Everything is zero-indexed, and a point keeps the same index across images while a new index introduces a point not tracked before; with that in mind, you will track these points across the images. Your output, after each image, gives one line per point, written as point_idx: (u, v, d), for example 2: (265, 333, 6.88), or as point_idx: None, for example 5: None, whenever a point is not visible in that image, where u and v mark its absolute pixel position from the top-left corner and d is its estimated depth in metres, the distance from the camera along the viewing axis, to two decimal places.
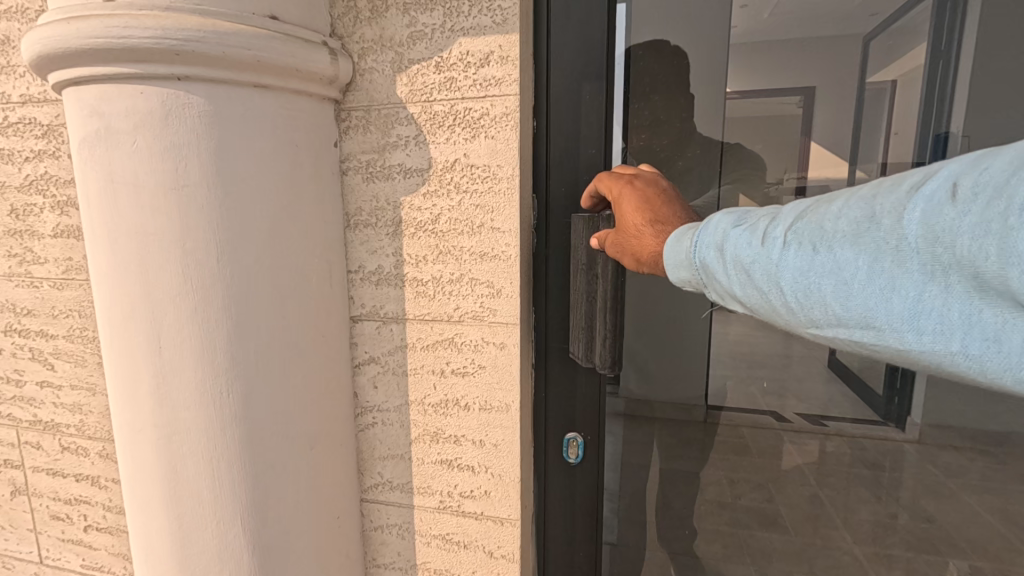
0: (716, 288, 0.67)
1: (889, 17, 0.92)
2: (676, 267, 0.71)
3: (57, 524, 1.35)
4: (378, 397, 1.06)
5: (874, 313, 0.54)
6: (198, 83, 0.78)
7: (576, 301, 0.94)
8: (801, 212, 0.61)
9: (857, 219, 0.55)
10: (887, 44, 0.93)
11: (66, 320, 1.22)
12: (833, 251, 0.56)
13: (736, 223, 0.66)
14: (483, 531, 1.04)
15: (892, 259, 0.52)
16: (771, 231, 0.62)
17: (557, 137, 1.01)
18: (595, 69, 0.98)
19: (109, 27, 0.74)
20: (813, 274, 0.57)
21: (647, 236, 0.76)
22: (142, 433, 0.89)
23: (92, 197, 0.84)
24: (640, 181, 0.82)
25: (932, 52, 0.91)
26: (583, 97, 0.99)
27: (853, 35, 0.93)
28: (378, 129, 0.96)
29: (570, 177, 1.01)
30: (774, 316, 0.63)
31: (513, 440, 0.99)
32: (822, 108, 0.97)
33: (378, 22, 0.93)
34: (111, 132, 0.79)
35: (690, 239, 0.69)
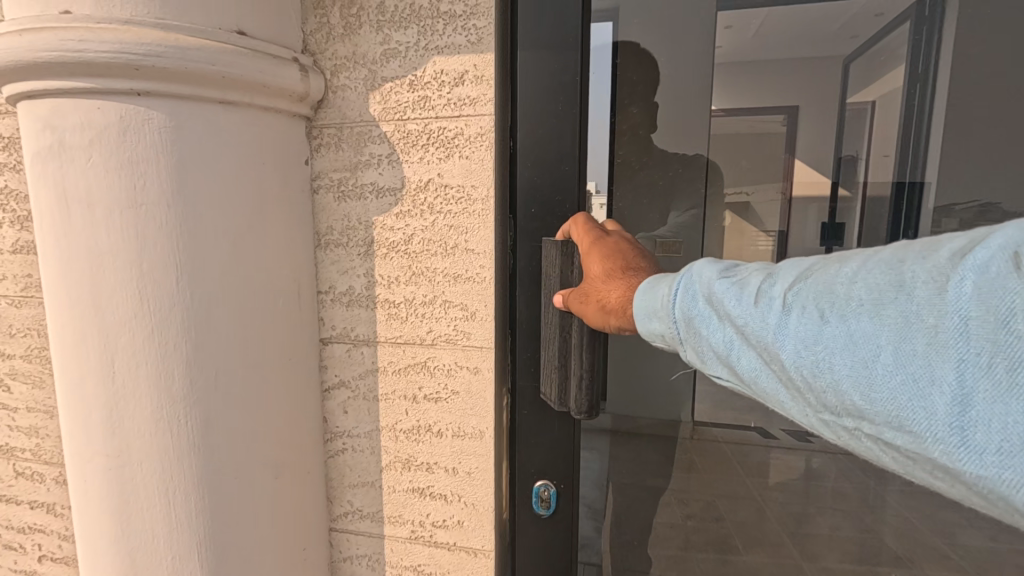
0: (699, 343, 0.62)
1: (868, 40, 0.92)
2: (654, 315, 0.67)
3: (9, 554, 1.28)
4: (348, 423, 1.02)
5: (899, 402, 0.45)
6: (160, 98, 0.75)
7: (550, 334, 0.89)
8: (805, 270, 0.55)
9: (876, 285, 0.48)
10: (866, 66, 0.93)
11: (24, 339, 1.17)
12: (850, 321, 0.49)
13: (723, 275, 0.61)
14: (456, 563, 1.00)
15: (928, 340, 0.44)
16: (768, 289, 0.56)
17: (527, 148, 0.94)
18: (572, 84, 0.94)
19: (64, 40, 0.71)
20: (825, 347, 0.50)
21: (618, 287, 0.74)
22: (93, 462, 0.85)
23: (46, 214, 0.80)
24: (613, 237, 0.81)
25: (909, 74, 0.92)
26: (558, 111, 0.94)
27: (834, 56, 0.93)
28: (350, 146, 0.94)
29: (542, 195, 0.95)
30: (771, 387, 0.56)
31: (487, 468, 0.95)
32: (804, 127, 0.95)
33: (351, 39, 0.91)
34: (66, 148, 0.76)
35: (668, 286, 0.66)
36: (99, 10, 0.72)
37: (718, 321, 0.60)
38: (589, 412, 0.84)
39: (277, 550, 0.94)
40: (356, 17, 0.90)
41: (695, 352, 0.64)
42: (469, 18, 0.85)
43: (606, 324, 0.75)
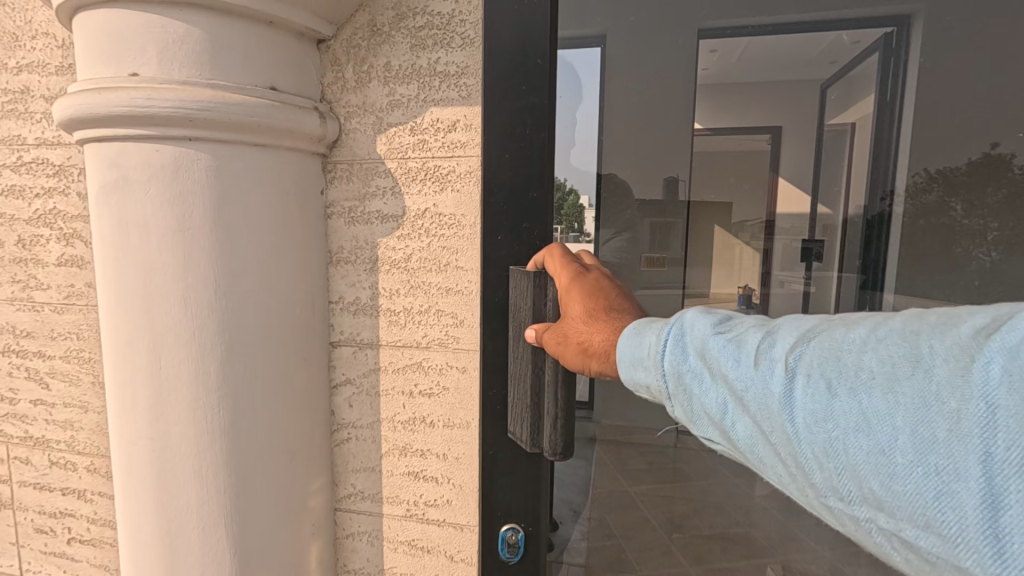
0: (690, 401, 0.64)
1: (842, 69, 1.29)
2: (642, 366, 0.68)
3: (40, 537, 1.42)
4: (353, 415, 1.18)
5: (921, 495, 0.46)
6: (206, 143, 0.92)
7: (523, 369, 0.97)
8: (805, 332, 0.57)
9: (889, 358, 0.50)
10: (838, 94, 1.30)
11: (64, 342, 1.32)
12: (860, 397, 0.50)
13: (715, 329, 0.63)
14: (445, 537, 1.15)
15: (947, 430, 0.45)
16: (769, 350, 0.58)
17: (500, 173, 1.02)
18: (541, 105, 1.01)
19: (134, 98, 0.88)
20: (838, 425, 0.51)
21: (604, 329, 0.78)
22: (138, 445, 1.00)
23: (106, 236, 0.96)
24: (592, 275, 0.85)
25: (879, 103, 1.28)
26: (526, 133, 1.01)
27: (815, 82, 1.30)
28: (359, 179, 1.11)
29: (511, 221, 1.03)
30: (768, 455, 0.57)
31: (472, 453, 1.11)
32: (788, 143, 1.33)
33: (362, 91, 1.09)
34: (127, 182, 0.93)
35: (657, 333, 0.68)
36: (162, 74, 0.90)
37: (712, 380, 0.61)
38: (563, 452, 0.93)
39: (288, 528, 1.09)
40: (366, 73, 1.08)
41: (686, 409, 0.65)
42: (461, 77, 1.03)
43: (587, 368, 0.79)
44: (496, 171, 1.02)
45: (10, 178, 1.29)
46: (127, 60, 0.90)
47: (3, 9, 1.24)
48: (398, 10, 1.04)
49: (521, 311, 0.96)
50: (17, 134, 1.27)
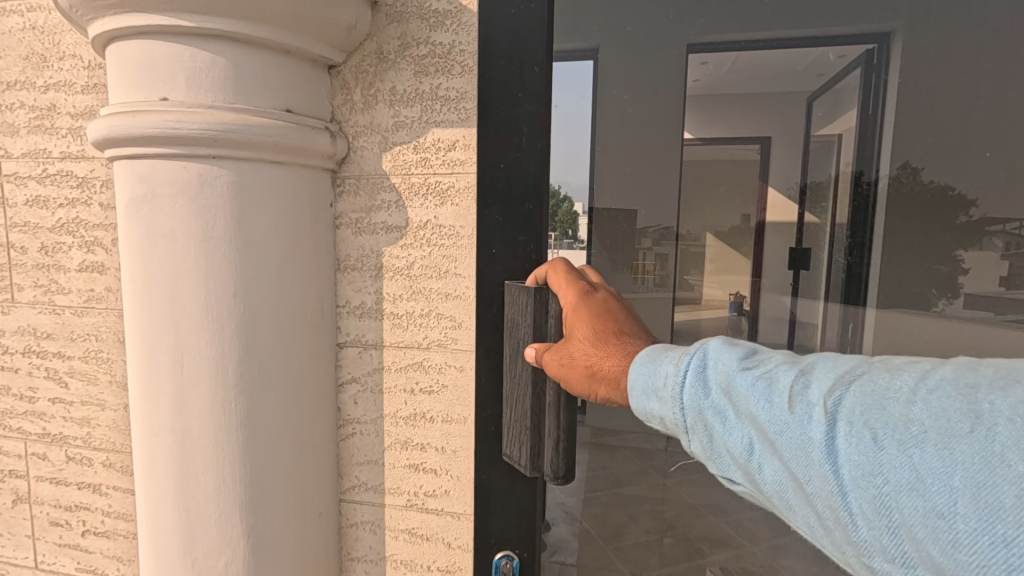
0: (714, 439, 0.64)
1: (832, 80, 1.66)
2: (665, 399, 0.68)
3: (56, 530, 1.48)
4: (358, 411, 1.26)
5: (989, 568, 0.44)
6: (228, 160, 1.02)
7: (524, 391, 1.05)
8: (844, 377, 0.58)
9: (944, 412, 0.50)
10: (826, 105, 1.70)
11: (82, 343, 1.40)
12: (911, 451, 0.50)
13: (742, 366, 0.64)
14: (443, 525, 1.23)
15: (1014, 495, 0.44)
16: (803, 393, 0.58)
17: (499, 190, 1.12)
18: (535, 112, 1.12)
19: (165, 121, 0.97)
20: (889, 481, 0.50)
21: (617, 349, 0.81)
22: (161, 437, 1.08)
23: (135, 244, 1.05)
24: (598, 296, 0.90)
25: (862, 116, 1.69)
26: (522, 144, 1.12)
27: (803, 92, 1.70)
28: (366, 193, 1.20)
29: (508, 233, 1.13)
30: (800, 504, 0.57)
31: (468, 447, 1.20)
32: (776, 152, 1.70)
33: (369, 112, 1.18)
34: (155, 195, 1.02)
35: (676, 364, 0.69)
36: (189, 98, 0.99)
37: (738, 419, 0.62)
38: (564, 475, 1.00)
39: (295, 520, 1.16)
40: (373, 96, 1.18)
41: (714, 446, 0.65)
42: (461, 101, 1.13)
43: (587, 391, 0.83)
44: (492, 181, 1.12)
45: (35, 189, 1.37)
46: (157, 85, 1.00)
47: (33, 32, 1.33)
48: (403, 40, 1.14)
49: (519, 325, 1.05)
50: (43, 148, 1.35)
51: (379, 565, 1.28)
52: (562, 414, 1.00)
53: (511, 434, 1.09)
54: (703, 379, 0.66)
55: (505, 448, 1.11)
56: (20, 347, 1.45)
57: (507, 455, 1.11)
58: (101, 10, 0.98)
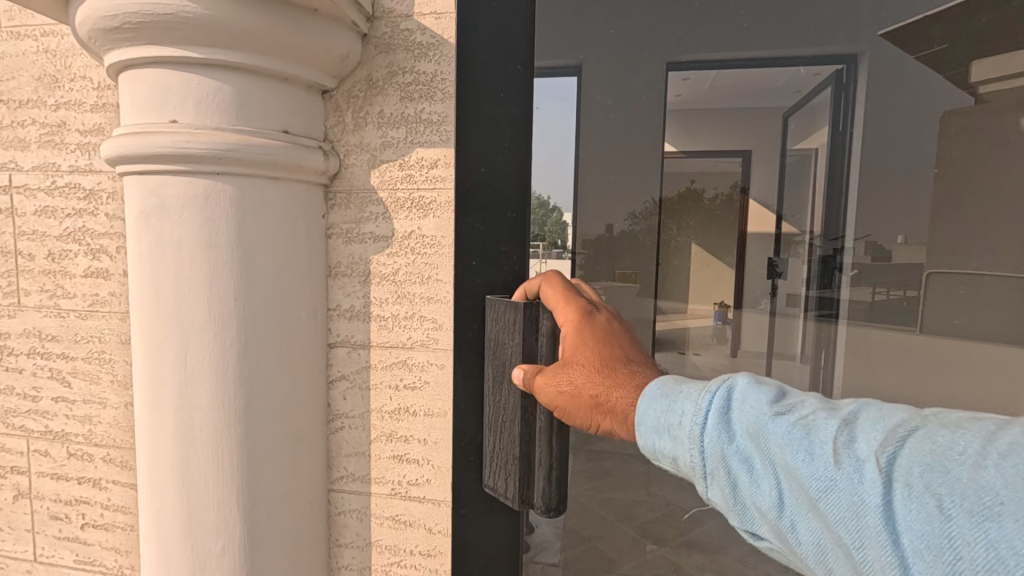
0: (748, 489, 0.64)
1: (805, 99, 2.17)
2: (690, 441, 0.69)
3: (55, 524, 1.56)
4: (347, 407, 1.36)
5: None
6: (229, 176, 1.13)
7: (512, 416, 1.13)
8: (896, 433, 0.57)
9: (1019, 480, 0.48)
10: (799, 124, 2.24)
11: (86, 345, 1.49)
12: (983, 524, 0.47)
13: (777, 412, 0.64)
14: (425, 511, 1.34)
15: None
16: (848, 447, 0.58)
17: (482, 203, 1.24)
18: (517, 114, 1.24)
19: (175, 141, 1.08)
20: (960, 555, 0.48)
21: (623, 376, 0.86)
22: (165, 430, 1.18)
23: (144, 251, 1.16)
24: (600, 320, 0.95)
25: (835, 129, 2.10)
26: (504, 149, 1.24)
27: (777, 111, 2.30)
28: (356, 206, 1.32)
29: (491, 244, 1.25)
30: (846, 567, 0.56)
31: (449, 439, 1.31)
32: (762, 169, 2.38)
33: (359, 133, 1.30)
34: (162, 207, 1.13)
35: (702, 405, 0.70)
36: (196, 121, 1.11)
37: (773, 469, 0.62)
38: (557, 505, 1.09)
39: (288, 508, 1.25)
40: (363, 119, 1.30)
41: (740, 496, 0.65)
42: (442, 124, 1.25)
43: (587, 420, 0.87)
44: (473, 190, 1.24)
45: (43, 200, 1.47)
46: (167, 109, 1.11)
47: (46, 54, 1.44)
48: (390, 68, 1.27)
49: (505, 344, 1.14)
50: (53, 162, 1.45)
51: (365, 551, 1.38)
52: (556, 442, 1.09)
53: (497, 463, 1.17)
54: (730, 424, 0.67)
55: (487, 478, 1.21)
56: (25, 349, 1.53)
57: (491, 485, 1.20)
58: (117, 42, 1.09)
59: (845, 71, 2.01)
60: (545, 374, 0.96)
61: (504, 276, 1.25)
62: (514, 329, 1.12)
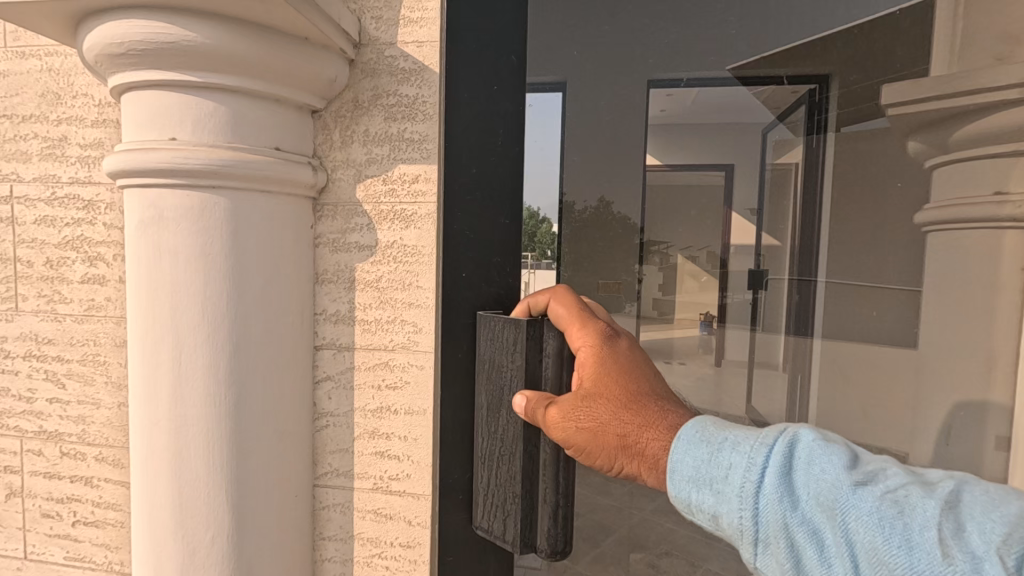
0: (818, 563, 0.64)
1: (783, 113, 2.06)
2: (746, 504, 0.69)
3: (46, 521, 1.61)
4: (332, 406, 1.44)
5: None
6: (223, 189, 1.22)
7: (513, 449, 1.14)
8: (1016, 527, 0.57)
9: None
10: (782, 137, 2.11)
11: (81, 347, 1.55)
12: None
13: (860, 485, 0.65)
14: (404, 505, 1.42)
15: None
16: (951, 536, 0.58)
17: (476, 211, 1.32)
18: (510, 110, 1.33)
19: (173, 157, 1.17)
20: None
21: (654, 414, 0.86)
22: (160, 425, 1.26)
23: (143, 258, 1.24)
24: (623, 348, 0.95)
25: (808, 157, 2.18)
26: (496, 150, 1.33)
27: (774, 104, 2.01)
28: (342, 217, 1.41)
29: (483, 252, 1.32)
30: None
31: (427, 435, 1.39)
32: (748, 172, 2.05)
33: (345, 150, 1.40)
34: (161, 217, 1.22)
35: (763, 461, 0.70)
36: (194, 138, 1.20)
37: (854, 547, 0.62)
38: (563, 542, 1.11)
39: (273, 502, 1.32)
40: (349, 137, 1.40)
41: (806, 570, 0.65)
42: (423, 142, 1.36)
43: (609, 460, 0.87)
44: (463, 193, 1.32)
45: (43, 210, 1.54)
46: (167, 127, 1.20)
47: (49, 73, 1.52)
48: (376, 91, 1.37)
49: (503, 368, 1.14)
50: (53, 173, 1.53)
51: (347, 543, 1.46)
52: (561, 476, 1.12)
53: (495, 502, 1.18)
54: (796, 487, 0.67)
55: (480, 519, 1.22)
56: (21, 352, 1.59)
57: (483, 527, 1.21)
58: (122, 66, 1.18)
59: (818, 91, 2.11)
60: (560, 406, 0.94)
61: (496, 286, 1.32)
62: (516, 351, 1.12)
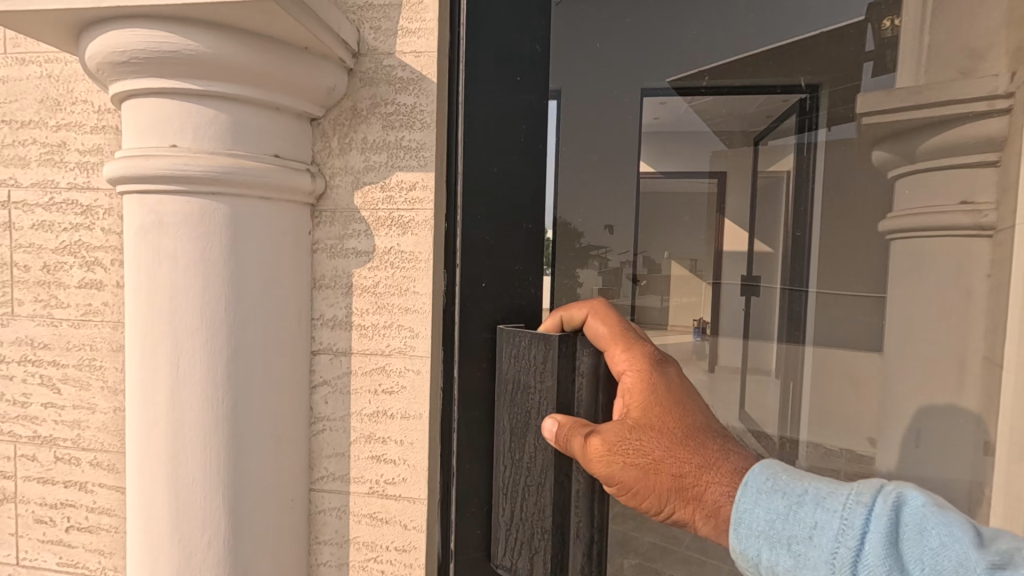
0: None
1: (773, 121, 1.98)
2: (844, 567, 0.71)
3: (39, 527, 1.60)
4: (328, 410, 1.45)
5: None
6: (224, 196, 1.24)
7: (542, 480, 1.15)
8: None
9: None
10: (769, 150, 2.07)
11: (78, 352, 1.56)
12: None
13: (981, 563, 0.66)
14: (400, 508, 1.43)
15: None
16: None
17: (500, 217, 1.26)
18: (535, 102, 1.28)
19: (174, 164, 1.19)
20: None
21: (710, 454, 0.91)
22: (158, 429, 1.26)
23: (143, 264, 1.25)
24: (672, 378, 1.00)
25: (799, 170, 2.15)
26: (520, 148, 1.28)
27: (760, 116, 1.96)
28: (340, 223, 1.43)
29: (504, 258, 1.27)
30: None
31: (424, 439, 1.41)
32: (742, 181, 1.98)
33: (343, 157, 1.42)
34: (161, 223, 1.23)
35: (862, 523, 0.73)
36: (195, 146, 1.21)
37: None
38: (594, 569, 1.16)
39: (270, 506, 1.33)
40: (348, 145, 1.42)
41: None
42: (421, 150, 1.38)
43: (663, 498, 0.90)
44: (483, 198, 1.25)
45: (41, 215, 1.55)
46: (168, 134, 1.21)
47: (49, 79, 1.53)
48: (374, 100, 1.39)
49: (531, 389, 1.14)
50: (52, 179, 1.54)
51: (343, 547, 1.47)
52: (594, 509, 1.16)
53: (521, 537, 1.18)
54: (904, 556, 0.70)
55: (500, 557, 1.21)
56: (16, 356, 1.59)
57: (505, 564, 1.20)
58: (123, 74, 1.20)
59: (809, 100, 2.00)
60: (607, 435, 0.95)
61: (518, 296, 1.28)
62: (545, 372, 1.13)
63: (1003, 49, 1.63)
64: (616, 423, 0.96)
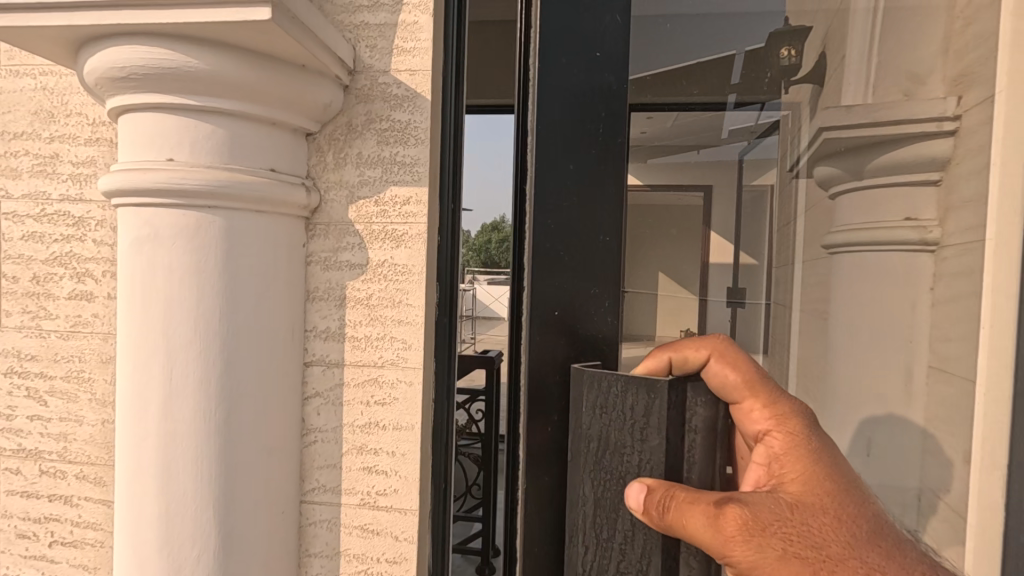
0: None
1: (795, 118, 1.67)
2: None
3: (22, 542, 1.58)
4: (320, 422, 1.46)
5: None
6: (219, 210, 1.25)
7: (646, 559, 0.88)
8: None
9: None
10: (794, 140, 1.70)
11: (66, 364, 1.55)
12: None
13: None
14: (392, 520, 1.43)
15: None
16: None
17: (571, 223, 0.96)
18: (614, 85, 0.95)
19: (171, 178, 1.21)
20: None
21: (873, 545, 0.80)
22: (149, 441, 1.26)
23: (137, 276, 1.26)
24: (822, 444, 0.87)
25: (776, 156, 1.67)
26: (597, 142, 0.95)
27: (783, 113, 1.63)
28: (333, 237, 1.45)
29: (577, 268, 0.96)
30: None
31: (416, 450, 1.42)
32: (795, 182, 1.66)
33: (338, 172, 1.44)
34: (157, 236, 1.25)
35: None
36: (193, 160, 1.23)
37: None
38: None
39: (260, 519, 1.33)
40: (343, 159, 1.44)
41: None
42: (415, 166, 1.41)
43: None
44: (560, 198, 0.95)
45: (31, 226, 1.54)
46: (167, 148, 1.23)
47: (43, 91, 1.54)
48: (369, 116, 1.42)
49: (626, 450, 0.88)
50: (43, 190, 1.54)
51: (333, 560, 1.46)
52: None
53: None
54: None
55: None
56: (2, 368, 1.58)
57: None
58: (123, 89, 1.22)
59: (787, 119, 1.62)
60: (761, 511, 0.79)
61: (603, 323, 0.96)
62: (647, 428, 0.87)
63: (944, 73, 1.44)
64: (769, 496, 0.81)
